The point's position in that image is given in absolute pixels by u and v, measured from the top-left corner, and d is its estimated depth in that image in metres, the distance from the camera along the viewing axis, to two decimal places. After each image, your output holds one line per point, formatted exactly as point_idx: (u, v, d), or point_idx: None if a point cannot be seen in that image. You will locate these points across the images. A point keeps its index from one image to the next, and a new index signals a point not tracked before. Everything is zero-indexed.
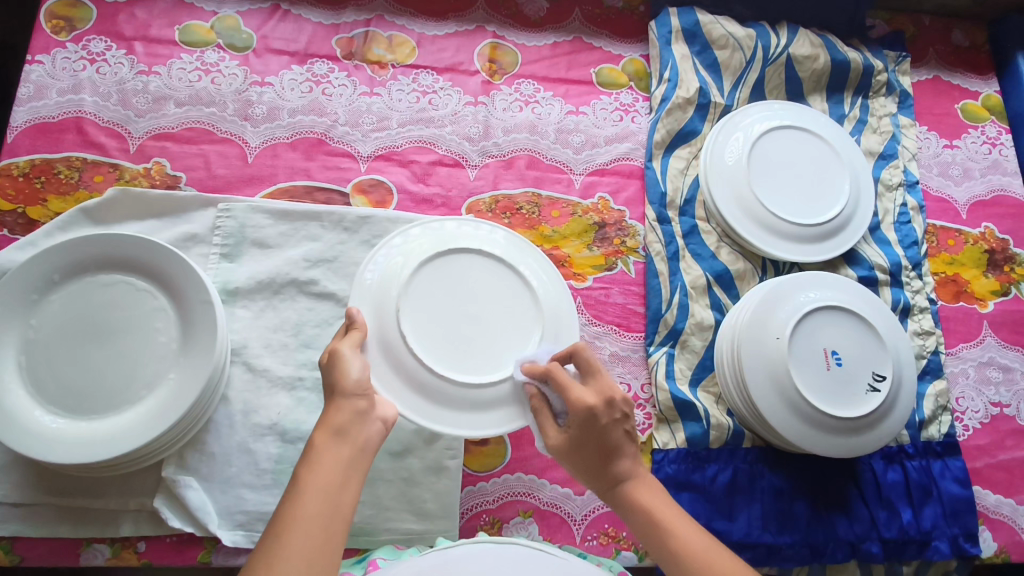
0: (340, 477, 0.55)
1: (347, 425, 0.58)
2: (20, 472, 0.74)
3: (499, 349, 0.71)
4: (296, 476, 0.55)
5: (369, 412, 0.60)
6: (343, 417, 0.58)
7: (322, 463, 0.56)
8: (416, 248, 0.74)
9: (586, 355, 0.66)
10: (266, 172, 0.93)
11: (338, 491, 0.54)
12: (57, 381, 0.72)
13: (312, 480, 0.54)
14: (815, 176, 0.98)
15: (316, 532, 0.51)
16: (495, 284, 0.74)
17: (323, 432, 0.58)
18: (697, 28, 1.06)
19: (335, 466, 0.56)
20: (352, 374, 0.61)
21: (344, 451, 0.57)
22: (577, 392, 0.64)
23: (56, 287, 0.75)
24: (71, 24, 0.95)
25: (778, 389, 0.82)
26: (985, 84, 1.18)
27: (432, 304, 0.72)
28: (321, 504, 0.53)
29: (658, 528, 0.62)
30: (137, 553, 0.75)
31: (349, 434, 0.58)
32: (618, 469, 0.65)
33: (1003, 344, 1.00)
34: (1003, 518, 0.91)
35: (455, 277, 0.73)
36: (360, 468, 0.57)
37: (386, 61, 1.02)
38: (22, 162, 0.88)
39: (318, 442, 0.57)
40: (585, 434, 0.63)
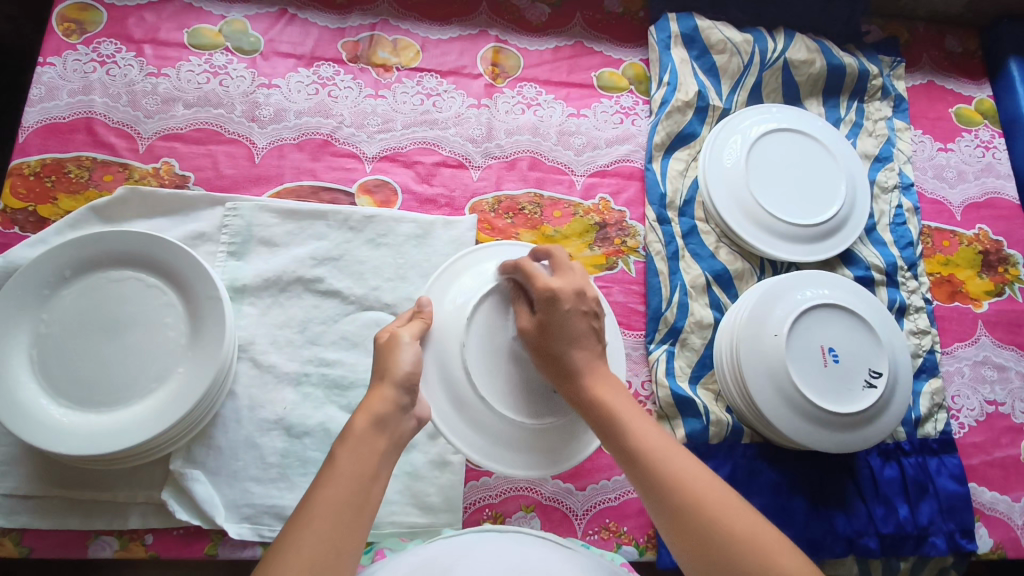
0: (373, 467, 0.56)
1: (387, 416, 0.60)
2: (30, 464, 0.76)
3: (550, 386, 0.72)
4: (332, 458, 0.56)
5: (408, 408, 0.63)
6: (385, 407, 0.60)
7: (359, 449, 0.57)
8: (480, 276, 0.76)
9: (558, 253, 0.72)
10: (273, 173, 0.95)
11: (370, 478, 0.56)
12: (68, 375, 0.73)
13: (347, 465, 0.55)
14: (836, 199, 0.99)
15: (348, 514, 0.53)
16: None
17: (363, 418, 0.59)
18: (696, 33, 1.08)
19: (371, 455, 0.57)
20: (402, 365, 0.63)
21: (380, 441, 0.58)
22: (548, 278, 0.70)
23: (67, 282, 0.76)
24: (82, 27, 0.97)
25: (777, 385, 0.84)
26: (978, 89, 1.20)
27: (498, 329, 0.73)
28: (354, 489, 0.54)
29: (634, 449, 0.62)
30: (145, 546, 0.76)
31: (386, 425, 0.60)
32: (580, 358, 0.68)
33: (998, 344, 1.02)
34: (999, 514, 0.92)
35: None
36: (389, 461, 0.59)
37: (391, 64, 1.03)
38: (33, 161, 0.89)
39: (357, 427, 0.58)
40: (550, 316, 0.67)
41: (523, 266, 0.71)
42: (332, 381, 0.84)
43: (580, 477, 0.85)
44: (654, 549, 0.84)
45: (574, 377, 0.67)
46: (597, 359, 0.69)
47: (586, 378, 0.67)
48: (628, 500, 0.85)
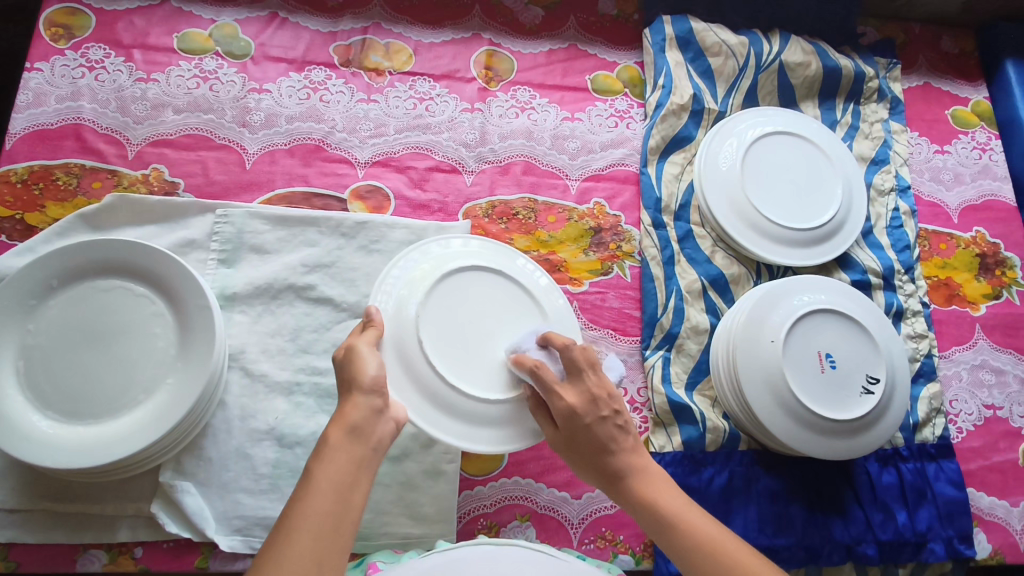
0: (350, 476, 0.55)
1: (361, 424, 0.59)
2: (17, 477, 0.74)
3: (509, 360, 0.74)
4: (307, 472, 0.55)
5: (381, 414, 0.61)
6: (359, 415, 0.59)
7: (334, 460, 0.56)
8: (429, 270, 0.76)
9: (576, 354, 0.66)
10: (264, 179, 0.94)
11: (348, 489, 0.55)
12: (55, 386, 0.72)
13: (323, 478, 0.54)
14: (812, 185, 0.99)
15: (328, 530, 0.52)
16: (504, 302, 0.77)
17: (337, 429, 0.58)
18: (691, 36, 1.07)
19: (347, 465, 0.56)
20: (369, 371, 0.62)
21: (356, 450, 0.57)
22: (564, 389, 0.65)
23: (55, 292, 0.75)
24: (70, 32, 0.96)
25: (774, 392, 0.83)
26: (975, 90, 1.19)
27: (451, 323, 0.73)
28: (332, 502, 0.53)
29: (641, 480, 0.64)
30: (134, 560, 0.75)
31: (361, 434, 0.58)
32: (615, 463, 0.65)
33: (996, 347, 1.01)
34: (998, 519, 0.92)
35: (470, 292, 0.75)
36: (369, 467, 0.57)
37: (383, 68, 1.02)
38: (20, 169, 0.88)
39: (331, 440, 0.57)
40: (574, 431, 0.65)
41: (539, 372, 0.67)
42: (325, 390, 0.83)
43: (575, 485, 0.84)
44: (651, 558, 0.83)
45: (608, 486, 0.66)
46: (633, 454, 0.66)
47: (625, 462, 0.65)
48: (624, 509, 0.84)
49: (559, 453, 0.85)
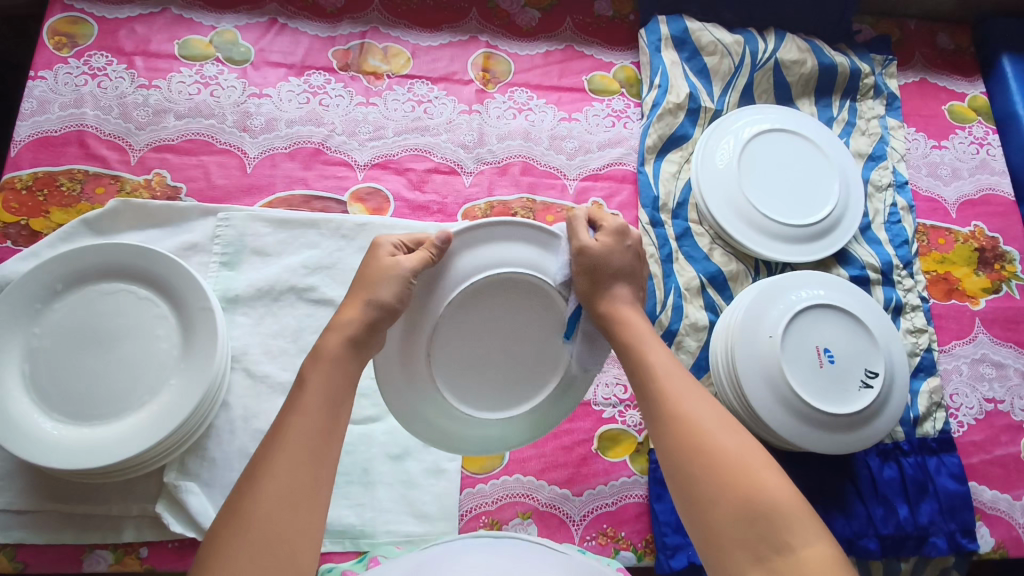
0: (343, 386, 0.58)
1: (360, 339, 0.60)
2: (25, 478, 0.76)
3: (504, 395, 0.69)
4: (304, 378, 0.57)
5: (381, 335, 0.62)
6: (360, 329, 0.60)
7: (330, 371, 0.58)
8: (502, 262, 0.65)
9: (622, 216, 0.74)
10: (265, 182, 0.95)
11: (336, 409, 0.56)
12: (60, 389, 0.73)
13: (317, 386, 0.57)
14: (810, 203, 0.98)
15: (319, 444, 0.53)
16: (544, 346, 0.69)
17: (336, 339, 0.59)
18: (686, 35, 1.08)
19: (342, 378, 0.58)
20: (388, 295, 0.61)
21: (351, 364, 0.59)
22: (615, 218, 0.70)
23: (59, 296, 0.76)
24: (73, 40, 0.97)
25: (773, 387, 0.83)
26: (971, 85, 1.19)
27: (467, 331, 0.66)
28: (323, 408, 0.55)
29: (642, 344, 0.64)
30: (140, 559, 0.76)
31: (360, 348, 0.60)
32: (622, 294, 0.67)
33: (995, 341, 1.01)
34: (1000, 513, 0.91)
35: (525, 306, 0.67)
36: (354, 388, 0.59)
37: (381, 72, 1.04)
38: (25, 175, 0.89)
39: (330, 348, 0.59)
40: (615, 246, 0.67)
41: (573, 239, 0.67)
42: None
43: (576, 483, 0.85)
44: (652, 554, 0.83)
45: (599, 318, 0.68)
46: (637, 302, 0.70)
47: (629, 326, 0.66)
48: (626, 505, 0.85)
49: (560, 451, 0.86)
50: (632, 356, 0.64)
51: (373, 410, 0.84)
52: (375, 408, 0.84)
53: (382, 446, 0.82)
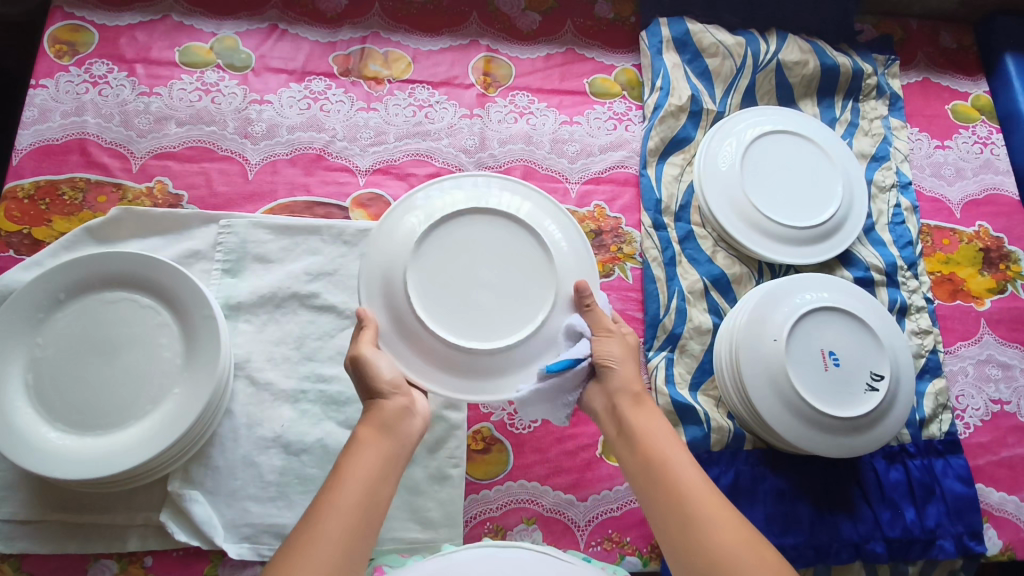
0: (378, 469, 0.60)
1: (391, 422, 0.64)
2: (30, 488, 0.76)
3: (534, 279, 0.71)
4: (339, 465, 0.60)
5: (410, 408, 0.66)
6: (390, 413, 0.64)
7: (365, 454, 0.61)
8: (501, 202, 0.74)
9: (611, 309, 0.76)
10: (267, 189, 0.95)
11: (377, 486, 0.59)
12: (63, 398, 0.73)
13: (352, 470, 0.59)
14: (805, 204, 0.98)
15: (355, 529, 0.56)
16: (529, 267, 0.71)
17: (369, 428, 0.63)
18: (688, 37, 1.08)
19: (377, 460, 0.61)
20: (387, 374, 0.66)
21: (384, 448, 0.62)
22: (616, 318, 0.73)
23: (62, 305, 0.76)
24: (74, 48, 0.97)
25: (777, 390, 0.83)
26: (974, 85, 1.19)
27: (454, 258, 0.71)
28: (360, 495, 0.58)
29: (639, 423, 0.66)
30: (144, 569, 0.75)
31: (391, 431, 0.63)
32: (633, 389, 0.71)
33: (1001, 342, 1.00)
34: (1007, 515, 0.91)
35: (453, 246, 0.71)
36: (399, 464, 0.63)
37: (382, 76, 1.03)
38: (27, 184, 0.89)
39: (364, 437, 0.62)
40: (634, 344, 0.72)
41: (591, 309, 0.70)
42: (330, 398, 0.84)
43: (581, 488, 0.84)
44: (658, 560, 0.83)
45: (613, 401, 0.69)
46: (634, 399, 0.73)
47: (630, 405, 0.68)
48: (630, 511, 0.84)
49: (564, 456, 0.86)
50: (643, 458, 0.64)
51: None
52: None
53: None
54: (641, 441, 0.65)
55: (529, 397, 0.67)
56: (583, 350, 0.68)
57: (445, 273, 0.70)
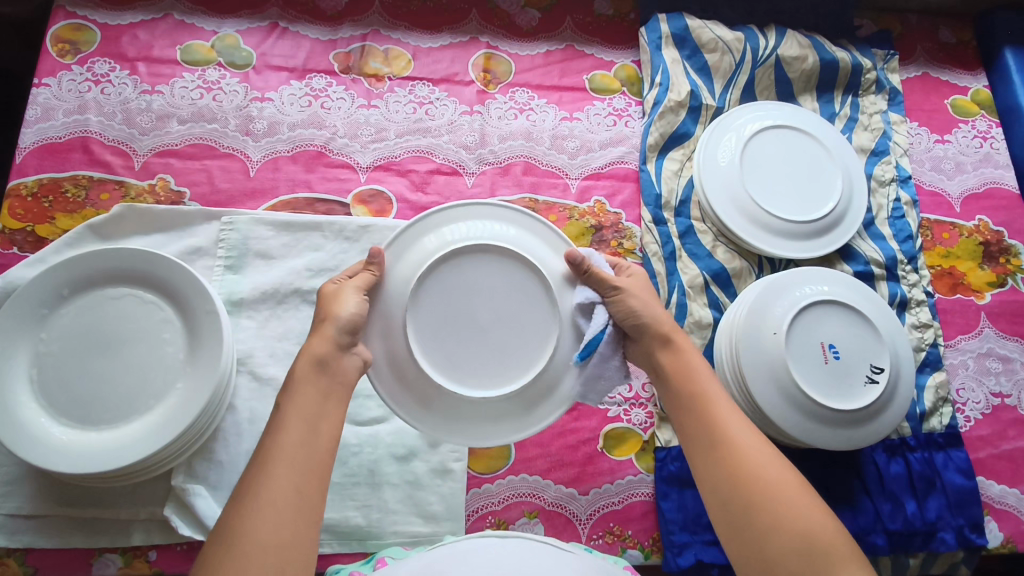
0: (318, 404, 0.60)
1: (328, 357, 0.62)
2: (35, 483, 0.76)
3: (534, 299, 0.70)
4: (279, 407, 0.59)
5: (349, 347, 0.65)
6: (325, 348, 0.62)
7: (304, 392, 0.60)
8: (490, 235, 0.72)
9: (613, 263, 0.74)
10: (268, 186, 0.95)
11: (319, 421, 0.59)
12: (68, 393, 0.73)
13: (291, 409, 0.59)
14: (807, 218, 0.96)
15: (304, 465, 0.55)
16: (528, 308, 0.70)
17: (304, 363, 0.62)
18: (687, 33, 1.08)
19: (316, 396, 0.60)
20: (347, 308, 0.65)
21: (323, 382, 0.61)
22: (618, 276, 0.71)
23: (65, 301, 0.77)
24: (76, 47, 0.98)
25: (778, 384, 0.83)
26: (974, 79, 1.19)
27: (449, 299, 0.69)
28: (300, 432, 0.57)
29: (688, 362, 0.68)
30: (148, 562, 0.76)
31: (328, 367, 0.62)
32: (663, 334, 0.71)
33: (1002, 335, 1.01)
34: (1008, 507, 0.91)
35: (441, 304, 0.69)
36: (342, 398, 0.62)
37: (382, 74, 1.04)
38: (30, 182, 0.90)
39: (298, 372, 0.61)
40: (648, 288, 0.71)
41: (590, 273, 0.69)
42: None
43: (583, 482, 0.85)
44: (660, 553, 0.83)
45: (649, 351, 0.69)
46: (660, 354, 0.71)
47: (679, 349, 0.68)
48: (632, 504, 0.85)
49: (565, 450, 0.86)
50: (685, 394, 0.66)
51: (379, 411, 0.84)
52: (381, 409, 0.84)
53: (387, 447, 0.82)
54: (682, 377, 0.67)
55: (583, 389, 0.69)
56: (603, 320, 0.67)
57: (444, 318, 0.69)
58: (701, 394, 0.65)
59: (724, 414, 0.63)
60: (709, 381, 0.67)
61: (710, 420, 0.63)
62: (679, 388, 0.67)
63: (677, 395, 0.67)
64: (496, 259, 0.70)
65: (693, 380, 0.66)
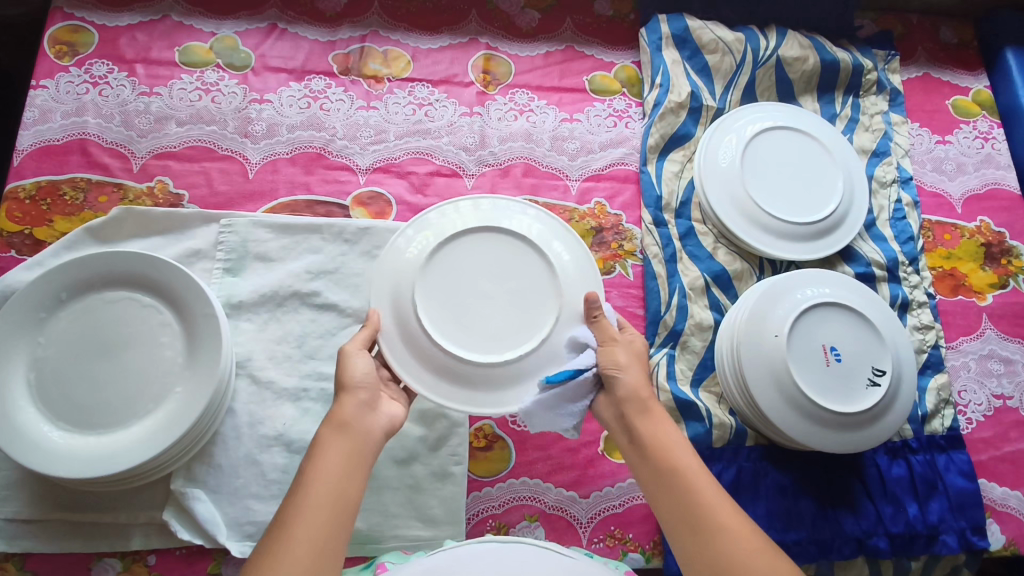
0: (343, 466, 0.61)
1: (350, 419, 0.64)
2: (32, 487, 0.76)
3: (540, 277, 0.74)
4: (303, 468, 0.60)
5: (373, 406, 0.67)
6: (349, 412, 0.64)
7: (328, 454, 0.61)
8: (499, 220, 0.77)
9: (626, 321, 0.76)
10: (267, 187, 0.95)
11: (345, 483, 0.60)
12: (66, 397, 0.73)
13: (316, 471, 0.60)
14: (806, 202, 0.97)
15: (326, 527, 0.56)
16: (533, 284, 0.73)
17: (329, 428, 0.64)
18: (687, 34, 1.08)
19: (341, 459, 0.61)
20: (358, 370, 0.67)
21: (347, 445, 0.63)
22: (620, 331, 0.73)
23: (63, 305, 0.76)
24: (74, 49, 0.97)
25: (779, 387, 0.83)
26: (975, 79, 1.19)
27: (457, 276, 0.73)
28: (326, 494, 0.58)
29: (658, 439, 0.65)
30: (147, 567, 0.76)
31: (350, 427, 0.64)
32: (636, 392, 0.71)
33: (1003, 337, 1.00)
34: (1010, 510, 0.91)
35: (449, 277, 0.73)
36: (365, 460, 0.63)
37: (381, 75, 1.03)
38: (28, 184, 0.90)
39: (324, 437, 0.63)
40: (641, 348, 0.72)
41: (598, 321, 0.71)
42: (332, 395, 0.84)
43: (583, 485, 0.84)
44: (661, 556, 0.83)
45: (623, 412, 0.68)
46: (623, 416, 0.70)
47: (651, 423, 0.67)
48: (633, 507, 0.84)
49: (566, 453, 0.85)
50: (661, 471, 0.64)
51: None
52: None
53: (387, 451, 0.82)
54: (656, 455, 0.65)
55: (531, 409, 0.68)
56: (587, 360, 0.69)
57: (451, 292, 0.72)
58: (679, 473, 0.63)
59: (704, 496, 0.61)
60: (687, 458, 0.64)
61: (689, 503, 0.61)
62: (655, 467, 0.64)
63: (652, 473, 0.64)
64: (504, 239, 0.75)
65: (667, 459, 0.64)
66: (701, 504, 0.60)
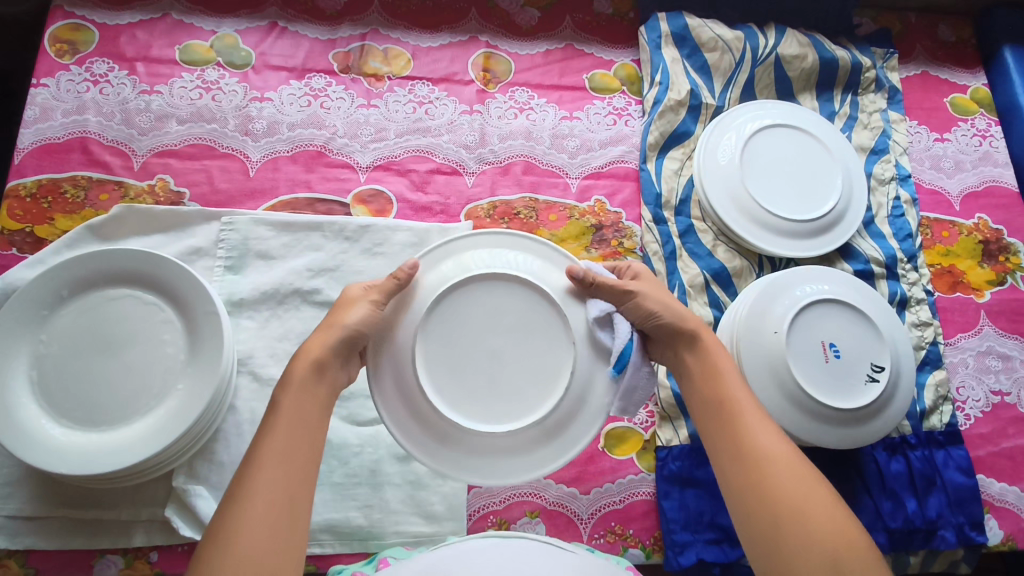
0: (313, 409, 0.61)
1: (326, 361, 0.63)
2: (35, 484, 0.76)
3: (553, 330, 0.68)
4: (275, 406, 0.60)
5: (346, 360, 0.66)
6: (322, 351, 0.63)
7: (300, 394, 0.61)
8: (505, 264, 0.70)
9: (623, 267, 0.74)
10: (268, 186, 0.95)
11: (313, 427, 0.60)
12: (68, 394, 0.73)
13: (287, 411, 0.59)
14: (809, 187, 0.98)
15: (296, 468, 0.57)
16: (546, 339, 0.68)
17: (303, 363, 0.62)
18: (687, 32, 1.08)
19: (311, 400, 0.61)
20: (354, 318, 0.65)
21: (319, 386, 0.62)
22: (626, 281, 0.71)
23: (65, 302, 0.76)
24: (74, 47, 0.97)
25: (779, 383, 0.83)
26: (973, 77, 1.19)
27: (462, 327, 0.68)
28: (296, 434, 0.58)
29: (714, 371, 0.67)
30: (150, 563, 0.76)
31: (325, 371, 0.63)
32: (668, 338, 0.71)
33: (1001, 333, 1.01)
34: (1008, 505, 0.91)
35: (449, 336, 0.67)
36: (330, 404, 0.63)
37: (382, 73, 1.04)
38: (29, 182, 0.90)
39: (298, 373, 0.62)
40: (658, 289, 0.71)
41: (597, 284, 0.68)
42: None
43: (584, 481, 0.85)
44: (661, 552, 0.83)
45: (676, 350, 0.70)
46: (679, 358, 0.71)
47: (707, 355, 0.69)
48: (633, 503, 0.85)
49: None
50: (713, 400, 0.66)
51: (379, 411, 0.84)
52: None
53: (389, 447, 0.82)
54: (710, 385, 0.67)
55: (622, 404, 0.67)
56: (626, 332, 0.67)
57: (454, 349, 0.67)
58: (728, 403, 0.65)
59: (753, 427, 0.62)
60: (739, 390, 0.66)
61: (736, 432, 0.63)
62: (707, 399, 0.67)
63: (706, 404, 0.67)
64: (508, 286, 0.69)
65: (718, 392, 0.66)
66: (748, 435, 0.62)
